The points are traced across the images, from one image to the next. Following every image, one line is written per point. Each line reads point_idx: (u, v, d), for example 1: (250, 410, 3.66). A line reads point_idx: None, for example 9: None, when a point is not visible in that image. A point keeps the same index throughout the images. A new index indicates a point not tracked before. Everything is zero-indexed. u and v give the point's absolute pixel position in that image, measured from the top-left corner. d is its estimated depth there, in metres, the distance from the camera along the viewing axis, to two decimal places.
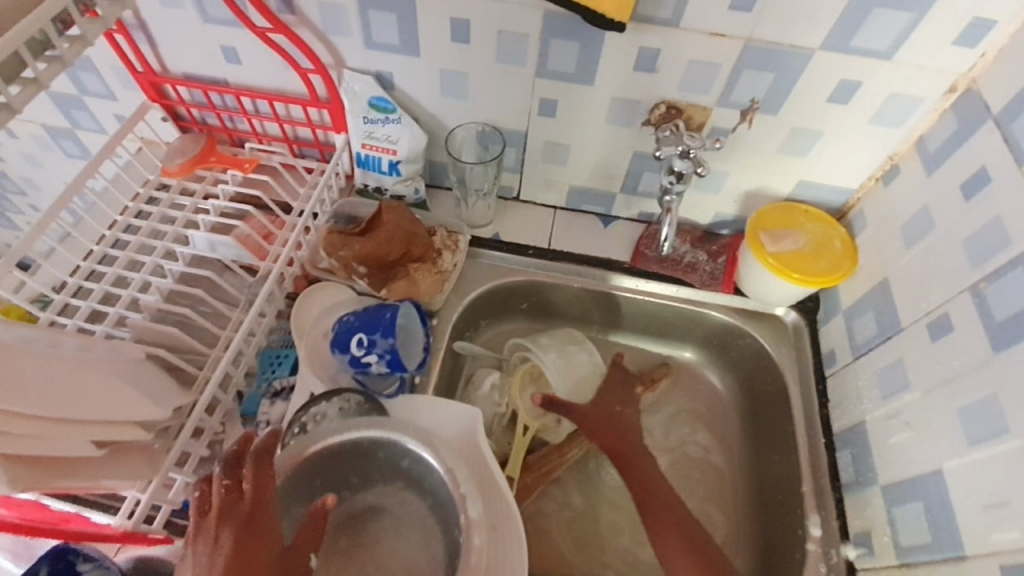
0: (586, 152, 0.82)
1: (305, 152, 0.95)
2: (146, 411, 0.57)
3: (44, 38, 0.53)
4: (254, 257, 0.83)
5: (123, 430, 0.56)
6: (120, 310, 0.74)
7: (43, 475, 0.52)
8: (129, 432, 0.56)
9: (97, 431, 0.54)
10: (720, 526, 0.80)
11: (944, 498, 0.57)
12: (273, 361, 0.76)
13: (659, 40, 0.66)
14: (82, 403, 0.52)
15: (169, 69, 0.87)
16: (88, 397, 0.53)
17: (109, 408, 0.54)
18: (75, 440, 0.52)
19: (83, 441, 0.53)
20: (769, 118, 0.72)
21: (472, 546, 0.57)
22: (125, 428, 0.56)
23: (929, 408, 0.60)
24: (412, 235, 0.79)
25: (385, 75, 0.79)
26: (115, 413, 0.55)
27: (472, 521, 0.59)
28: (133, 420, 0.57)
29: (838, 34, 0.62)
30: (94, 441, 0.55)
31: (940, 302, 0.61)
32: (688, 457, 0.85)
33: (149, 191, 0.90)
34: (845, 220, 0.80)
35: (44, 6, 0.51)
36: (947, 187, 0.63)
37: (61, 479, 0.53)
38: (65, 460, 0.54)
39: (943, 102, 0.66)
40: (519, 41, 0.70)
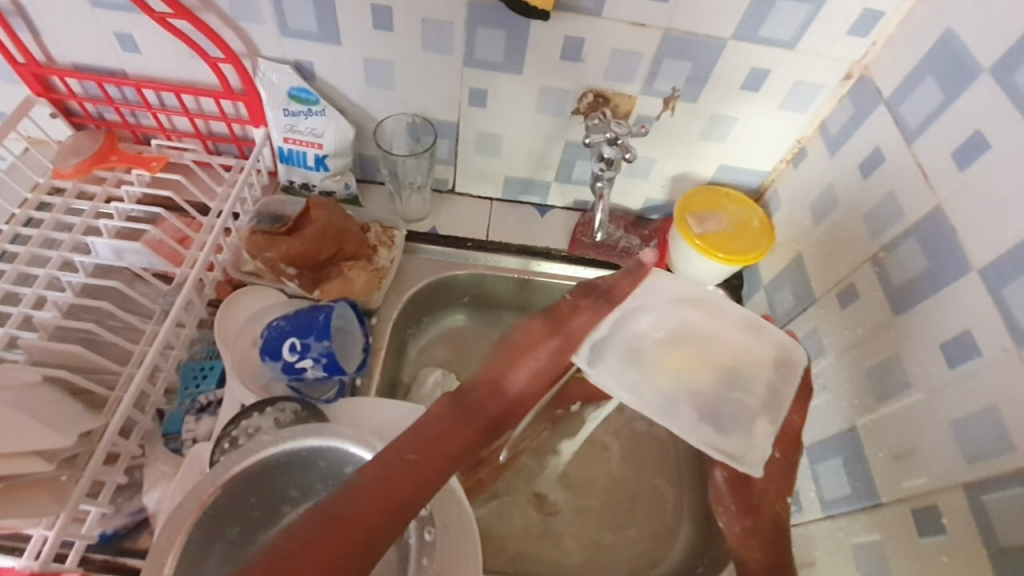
0: (519, 142, 0.83)
1: (222, 149, 0.89)
2: (47, 439, 0.51)
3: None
4: (169, 264, 0.77)
5: (22, 462, 0.50)
6: (11, 329, 0.66)
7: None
8: (29, 464, 0.50)
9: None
10: (668, 496, 0.84)
11: (859, 452, 0.62)
12: (197, 374, 0.71)
13: (583, 29, 0.67)
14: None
15: (54, 60, 0.78)
16: None
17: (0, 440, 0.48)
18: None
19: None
20: (691, 106, 0.75)
21: None
22: (22, 460, 0.50)
23: (842, 371, 0.65)
24: (343, 231, 0.76)
25: (305, 65, 0.75)
26: (13, 444, 0.49)
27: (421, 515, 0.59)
28: (32, 451, 0.51)
29: (748, 24, 0.65)
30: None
31: (847, 272, 0.66)
32: (635, 432, 0.88)
33: (39, 195, 0.81)
34: (762, 201, 0.86)
35: None
36: (849, 167, 0.69)
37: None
38: None
39: (840, 89, 0.71)
40: (445, 29, 0.69)
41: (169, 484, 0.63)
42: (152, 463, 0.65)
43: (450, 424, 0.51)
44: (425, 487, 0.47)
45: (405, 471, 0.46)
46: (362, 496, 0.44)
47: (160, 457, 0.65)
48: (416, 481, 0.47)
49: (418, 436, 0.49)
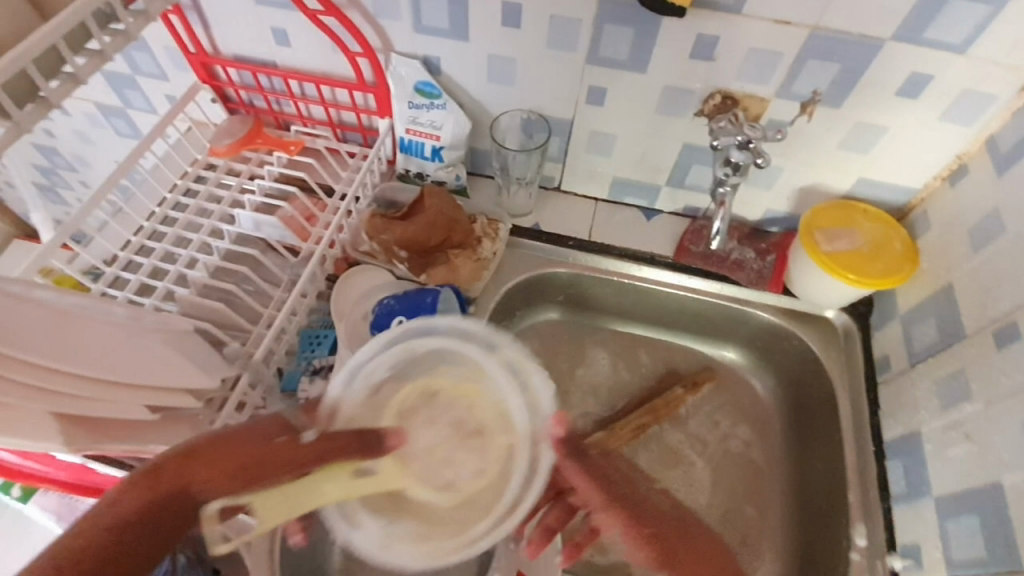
0: (633, 143, 0.81)
1: (349, 137, 0.95)
2: (195, 379, 0.58)
3: (89, 30, 0.55)
4: (297, 239, 0.84)
5: (173, 395, 0.57)
6: (168, 284, 0.76)
7: (95, 436, 0.54)
8: (180, 398, 0.57)
9: (150, 395, 0.55)
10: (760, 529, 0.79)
11: (1003, 513, 0.54)
12: (314, 340, 0.76)
13: (717, 27, 0.64)
14: (133, 367, 0.54)
15: (220, 51, 0.88)
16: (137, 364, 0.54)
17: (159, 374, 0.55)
18: (125, 403, 0.54)
19: (137, 405, 0.55)
20: (831, 112, 0.69)
21: None
22: (173, 394, 0.57)
23: (991, 420, 0.57)
24: (454, 221, 0.79)
25: (433, 60, 0.79)
26: (168, 378, 0.56)
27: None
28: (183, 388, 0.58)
29: (912, 24, 0.59)
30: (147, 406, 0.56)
31: (1010, 308, 0.58)
32: (728, 455, 0.83)
33: (197, 169, 0.92)
34: (906, 222, 0.77)
35: None
36: (1022, 188, 0.60)
37: (112, 441, 0.55)
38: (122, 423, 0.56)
39: (1018, 101, 0.62)
40: (572, 26, 0.69)
41: None
42: (270, 415, 0.70)
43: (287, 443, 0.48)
44: (186, 490, 0.47)
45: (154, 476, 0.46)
46: (170, 481, 0.46)
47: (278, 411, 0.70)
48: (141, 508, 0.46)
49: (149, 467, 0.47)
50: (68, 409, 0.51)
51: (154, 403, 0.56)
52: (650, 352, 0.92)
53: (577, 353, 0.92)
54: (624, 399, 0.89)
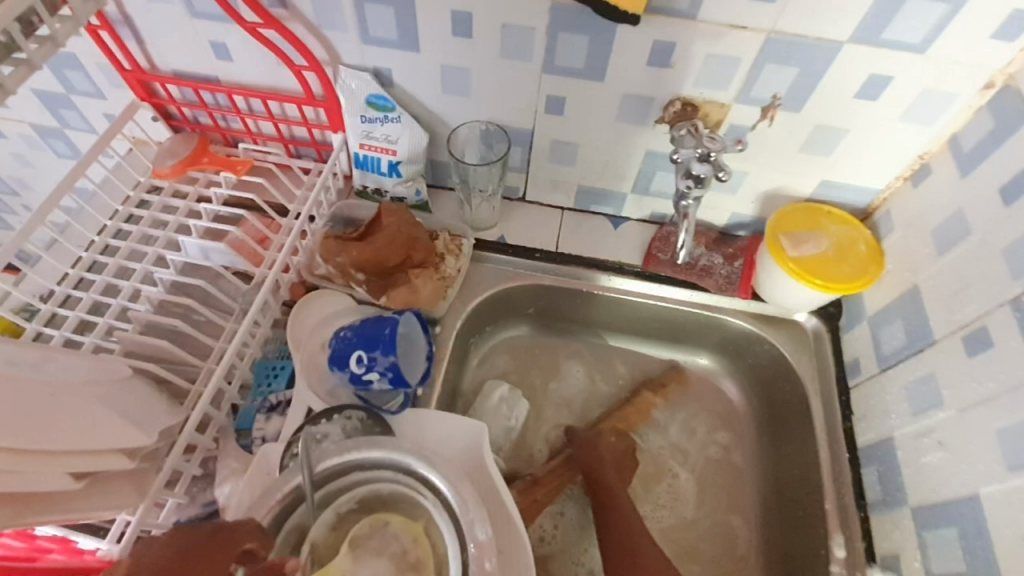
0: (595, 151, 0.79)
1: (302, 152, 0.91)
2: (130, 437, 0.54)
3: None
4: (249, 264, 0.80)
5: (104, 457, 0.53)
6: (109, 321, 0.71)
7: (16, 512, 0.49)
8: (111, 460, 0.53)
9: (76, 462, 0.50)
10: (741, 535, 0.79)
11: (980, 525, 0.53)
12: (271, 373, 0.72)
13: (674, 33, 0.62)
14: (56, 431, 0.49)
15: (157, 67, 0.83)
16: (64, 426, 0.50)
17: (88, 436, 0.51)
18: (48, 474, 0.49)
19: (62, 472, 0.50)
20: (792, 116, 0.67)
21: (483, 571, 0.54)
22: (105, 455, 0.53)
23: (964, 428, 0.56)
24: (413, 239, 0.75)
25: (383, 72, 0.75)
26: (97, 440, 0.52)
27: (482, 542, 0.55)
28: (116, 449, 0.54)
29: (869, 26, 0.58)
30: (73, 474, 0.51)
31: (978, 313, 0.57)
32: (710, 458, 0.84)
33: (139, 194, 0.87)
34: (870, 222, 0.77)
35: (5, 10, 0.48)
36: (985, 191, 0.59)
37: (36, 515, 0.50)
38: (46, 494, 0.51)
39: (978, 99, 0.61)
40: (526, 35, 0.66)
41: (240, 481, 0.64)
42: (225, 458, 0.66)
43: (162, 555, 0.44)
44: None
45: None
46: None
47: (233, 453, 0.66)
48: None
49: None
50: None
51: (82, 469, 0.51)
52: (623, 362, 0.91)
53: (549, 368, 0.90)
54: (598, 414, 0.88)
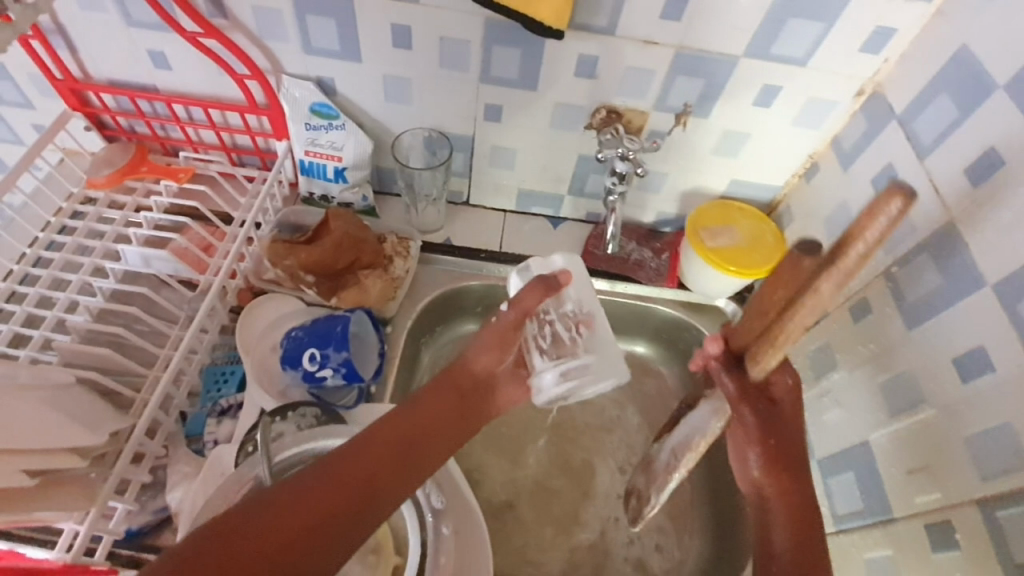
0: (531, 155, 0.85)
1: (246, 161, 0.92)
2: (82, 437, 0.54)
3: None
4: (193, 271, 0.79)
5: (56, 456, 0.53)
6: (47, 331, 0.69)
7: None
8: (63, 459, 0.53)
9: (28, 460, 0.51)
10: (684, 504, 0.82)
11: (872, 465, 0.61)
12: (219, 379, 0.73)
13: (596, 47, 0.69)
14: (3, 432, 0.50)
15: (91, 76, 0.82)
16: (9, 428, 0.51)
17: (37, 435, 0.52)
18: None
19: (17, 471, 0.51)
20: (703, 121, 0.76)
21: (441, 536, 0.60)
22: (57, 455, 0.53)
23: (855, 385, 0.65)
24: (360, 241, 0.77)
25: (326, 81, 0.78)
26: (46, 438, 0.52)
27: (439, 511, 0.61)
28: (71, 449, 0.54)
29: (759, 42, 0.67)
30: (29, 473, 0.52)
31: (859, 287, 0.66)
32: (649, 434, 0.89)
33: (73, 205, 0.85)
34: (775, 215, 0.86)
35: None
36: (862, 183, 0.69)
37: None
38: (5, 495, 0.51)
39: (853, 105, 0.72)
40: (462, 47, 0.71)
41: (191, 485, 0.64)
42: (175, 463, 0.65)
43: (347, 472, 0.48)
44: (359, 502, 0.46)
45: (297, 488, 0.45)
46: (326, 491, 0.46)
47: (183, 458, 0.66)
48: (309, 521, 0.44)
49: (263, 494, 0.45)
50: None
51: (35, 469, 0.52)
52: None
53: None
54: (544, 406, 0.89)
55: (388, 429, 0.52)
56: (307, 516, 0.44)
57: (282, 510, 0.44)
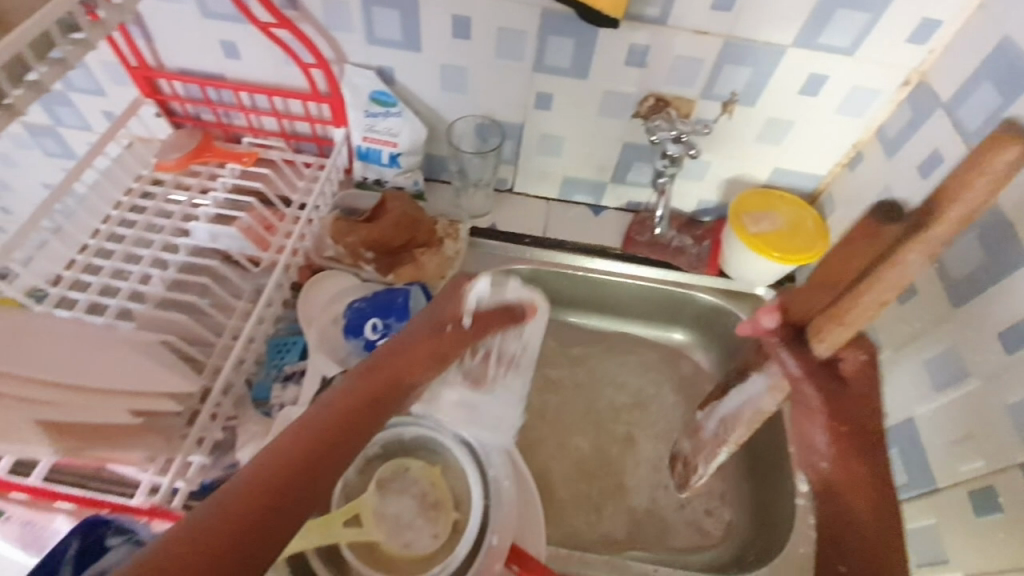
0: (578, 144, 0.88)
1: (303, 147, 0.97)
2: (173, 381, 0.58)
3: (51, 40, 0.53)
4: (256, 248, 0.83)
5: (155, 397, 0.56)
6: (124, 299, 0.73)
7: (90, 442, 0.54)
8: (162, 401, 0.57)
9: (132, 399, 0.55)
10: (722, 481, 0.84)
11: (916, 439, 0.63)
12: (282, 348, 0.76)
13: (649, 37, 0.72)
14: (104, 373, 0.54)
15: (164, 64, 0.87)
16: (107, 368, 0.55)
17: (135, 378, 0.56)
18: (17, 420, 0.50)
19: (121, 410, 0.55)
20: (748, 109, 0.78)
21: (501, 487, 0.63)
22: (156, 397, 0.57)
23: (899, 363, 0.66)
24: (416, 221, 0.82)
25: (386, 70, 0.83)
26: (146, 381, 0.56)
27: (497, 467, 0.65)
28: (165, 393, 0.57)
29: (808, 32, 0.69)
30: (133, 412, 0.56)
31: None
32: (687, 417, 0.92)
33: (143, 186, 0.90)
34: (816, 204, 0.89)
35: None
36: (907, 170, 0.71)
37: (105, 448, 0.55)
38: (112, 432, 0.56)
39: (898, 95, 0.74)
40: (519, 37, 0.75)
41: (261, 443, 0.67)
42: (246, 424, 0.69)
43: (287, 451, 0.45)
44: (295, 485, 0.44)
45: (247, 479, 0.43)
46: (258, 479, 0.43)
47: (254, 419, 0.70)
48: (261, 502, 0.42)
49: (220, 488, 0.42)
50: (52, 418, 0.51)
51: (135, 407, 0.55)
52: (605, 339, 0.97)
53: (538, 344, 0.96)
54: (585, 389, 0.92)
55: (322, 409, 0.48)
56: (237, 505, 0.41)
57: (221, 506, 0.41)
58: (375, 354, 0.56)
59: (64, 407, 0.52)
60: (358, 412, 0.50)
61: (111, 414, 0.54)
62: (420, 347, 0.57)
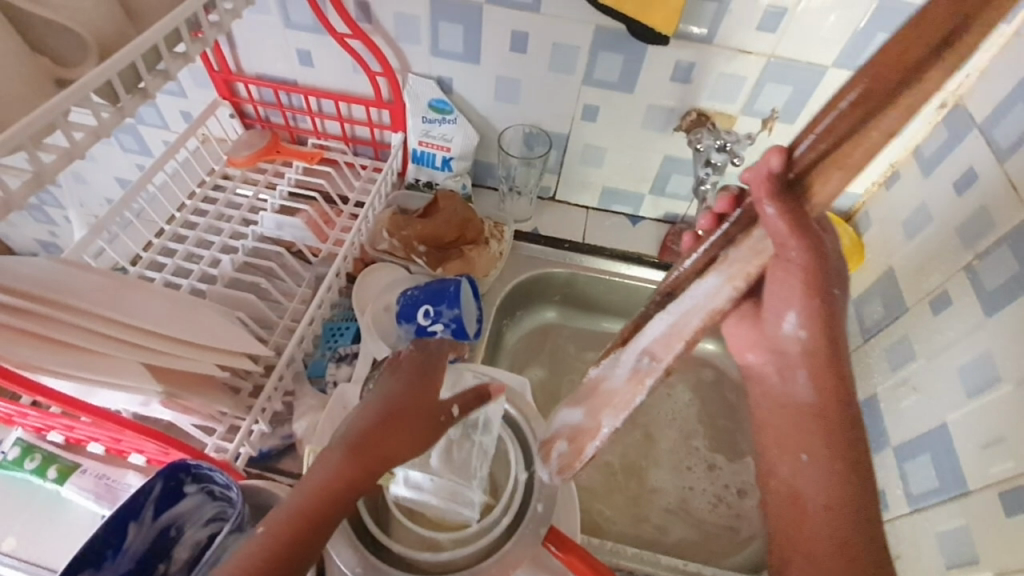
0: (620, 154, 0.92)
1: (360, 151, 1.04)
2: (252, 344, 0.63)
3: None
4: (317, 239, 0.89)
5: (237, 356, 0.61)
6: (197, 278, 0.80)
7: (176, 389, 0.57)
8: (242, 361, 0.62)
9: (220, 355, 0.59)
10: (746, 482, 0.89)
11: (949, 448, 0.64)
12: (335, 331, 0.82)
13: (694, 55, 0.77)
14: (195, 328, 0.58)
15: (243, 70, 0.96)
16: (196, 325, 0.59)
17: (221, 337, 0.61)
18: (128, 363, 0.53)
19: (209, 364, 0.59)
20: (787, 126, 0.82)
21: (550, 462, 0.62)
22: (238, 356, 0.62)
23: (933, 372, 0.68)
24: (467, 220, 0.88)
25: (445, 80, 0.89)
26: (230, 341, 0.61)
27: None
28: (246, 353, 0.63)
29: (848, 53, 0.73)
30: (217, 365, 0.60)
31: (938, 281, 0.70)
32: (715, 420, 0.95)
33: (215, 178, 0.97)
34: (852, 222, 0.91)
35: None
36: (942, 186, 0.73)
37: (188, 397, 0.59)
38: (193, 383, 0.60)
39: (935, 116, 0.77)
40: (572, 52, 0.81)
41: (316, 416, 0.72)
42: (303, 398, 0.74)
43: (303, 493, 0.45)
44: (315, 524, 0.44)
45: (253, 572, 0.40)
46: (280, 523, 0.43)
47: (309, 394, 0.74)
48: (285, 547, 0.42)
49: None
50: (151, 360, 0.54)
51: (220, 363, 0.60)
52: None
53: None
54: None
55: (343, 445, 0.48)
56: (260, 551, 0.42)
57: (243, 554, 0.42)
58: (353, 430, 0.49)
59: (160, 352, 0.55)
60: (334, 499, 0.45)
61: (202, 367, 0.58)
62: (405, 428, 0.49)
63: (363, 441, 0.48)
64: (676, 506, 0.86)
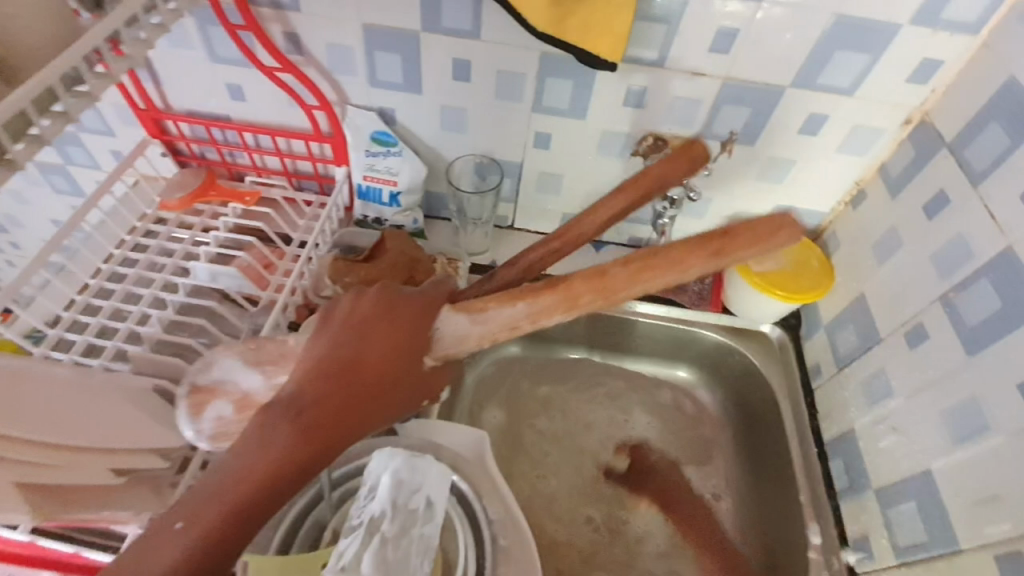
0: (578, 181, 0.87)
1: (304, 185, 0.97)
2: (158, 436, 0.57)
3: None
4: (255, 287, 0.83)
5: (138, 455, 0.56)
6: (119, 340, 0.72)
7: (61, 505, 0.51)
8: (145, 459, 0.56)
9: (116, 457, 0.54)
10: (728, 522, 0.84)
11: (936, 496, 0.60)
12: None
13: (646, 79, 0.72)
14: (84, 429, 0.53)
15: (171, 107, 0.89)
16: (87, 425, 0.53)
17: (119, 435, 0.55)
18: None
19: (101, 470, 0.53)
20: (747, 149, 0.78)
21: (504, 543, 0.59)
22: (138, 455, 0.56)
23: (914, 412, 0.64)
24: (415, 260, 0.82)
25: (388, 111, 0.84)
26: (130, 439, 0.55)
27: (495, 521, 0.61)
28: (150, 449, 0.57)
29: (806, 72, 0.69)
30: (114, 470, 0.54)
31: (913, 313, 0.66)
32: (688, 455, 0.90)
33: (146, 224, 0.90)
34: (820, 241, 0.87)
35: (89, 36, 0.49)
36: (911, 209, 0.69)
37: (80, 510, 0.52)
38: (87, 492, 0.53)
39: (900, 133, 0.73)
40: (518, 79, 0.76)
41: None
42: None
43: (282, 434, 0.38)
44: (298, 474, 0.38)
45: (172, 560, 0.35)
46: (260, 460, 0.38)
47: None
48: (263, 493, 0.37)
49: (185, 503, 0.37)
50: (27, 477, 0.49)
51: (117, 467, 0.54)
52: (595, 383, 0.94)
53: (524, 390, 0.94)
54: (569, 433, 0.91)
55: (339, 379, 0.40)
56: (236, 494, 0.37)
57: (215, 492, 0.37)
58: (349, 344, 0.41)
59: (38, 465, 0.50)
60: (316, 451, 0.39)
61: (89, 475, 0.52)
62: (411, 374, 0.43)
63: (362, 381, 0.41)
64: (666, 549, 0.81)
